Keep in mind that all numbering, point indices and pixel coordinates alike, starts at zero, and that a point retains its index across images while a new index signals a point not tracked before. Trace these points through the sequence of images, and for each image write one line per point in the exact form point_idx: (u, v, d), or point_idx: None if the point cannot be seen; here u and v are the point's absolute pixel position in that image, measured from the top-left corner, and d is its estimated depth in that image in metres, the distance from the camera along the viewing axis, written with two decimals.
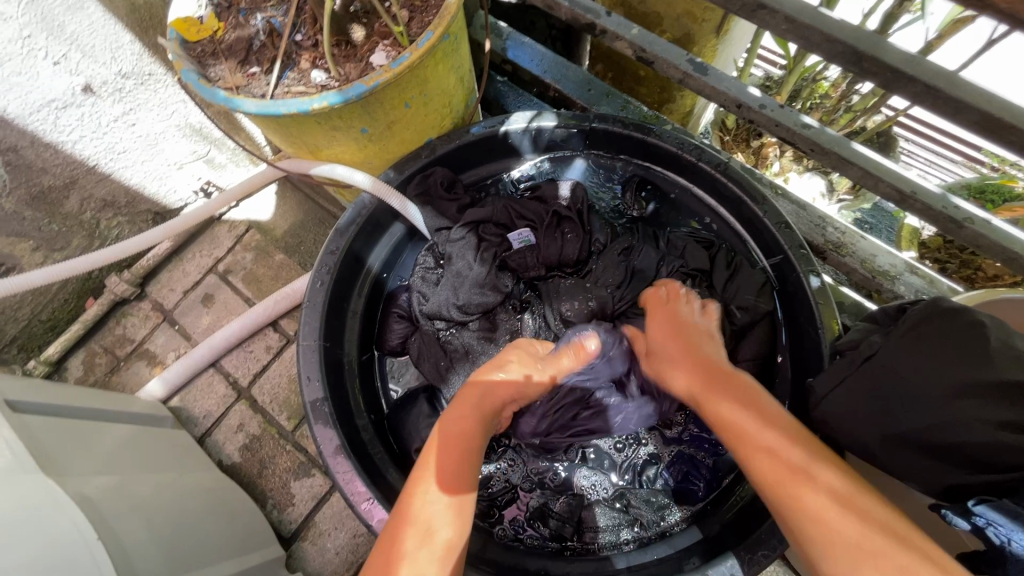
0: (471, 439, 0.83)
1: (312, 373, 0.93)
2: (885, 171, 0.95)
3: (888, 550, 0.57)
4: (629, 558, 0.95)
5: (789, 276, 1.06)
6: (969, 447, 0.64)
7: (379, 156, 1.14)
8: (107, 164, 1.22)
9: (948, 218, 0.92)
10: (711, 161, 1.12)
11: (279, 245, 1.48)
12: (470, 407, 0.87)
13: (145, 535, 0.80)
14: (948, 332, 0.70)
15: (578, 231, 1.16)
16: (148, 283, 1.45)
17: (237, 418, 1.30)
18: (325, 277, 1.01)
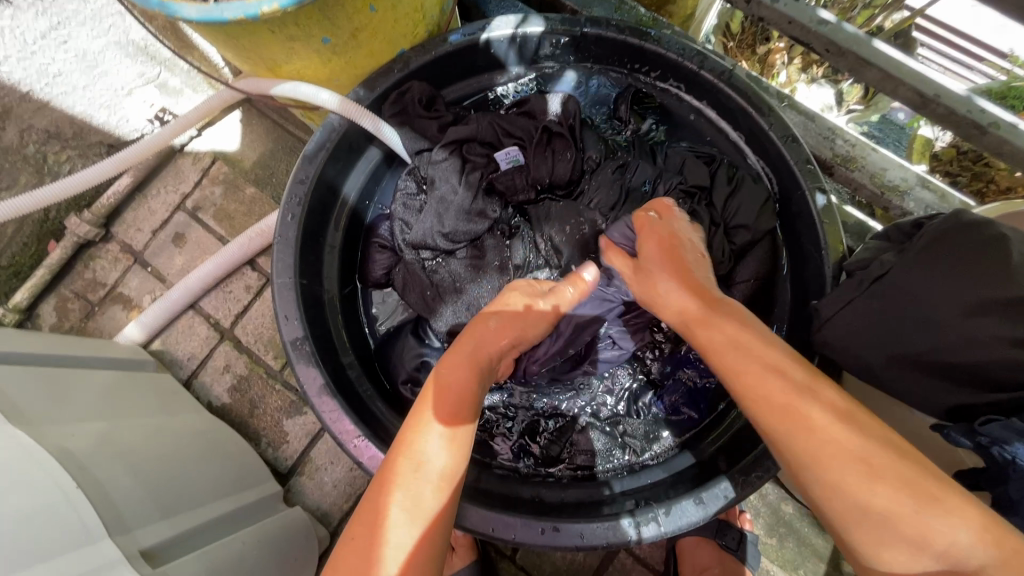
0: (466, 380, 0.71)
1: (290, 311, 0.88)
2: (908, 72, 0.86)
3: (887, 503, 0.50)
4: (622, 483, 0.95)
5: (794, 194, 1.00)
6: (982, 367, 0.61)
7: (347, 71, 1.02)
8: (43, 90, 1.12)
9: (971, 123, 0.85)
10: (716, 69, 1.02)
11: (249, 177, 1.38)
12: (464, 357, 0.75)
13: (129, 480, 0.78)
14: (965, 247, 0.65)
15: (571, 149, 1.07)
16: (113, 224, 1.36)
17: (223, 359, 1.27)
18: (296, 209, 0.93)
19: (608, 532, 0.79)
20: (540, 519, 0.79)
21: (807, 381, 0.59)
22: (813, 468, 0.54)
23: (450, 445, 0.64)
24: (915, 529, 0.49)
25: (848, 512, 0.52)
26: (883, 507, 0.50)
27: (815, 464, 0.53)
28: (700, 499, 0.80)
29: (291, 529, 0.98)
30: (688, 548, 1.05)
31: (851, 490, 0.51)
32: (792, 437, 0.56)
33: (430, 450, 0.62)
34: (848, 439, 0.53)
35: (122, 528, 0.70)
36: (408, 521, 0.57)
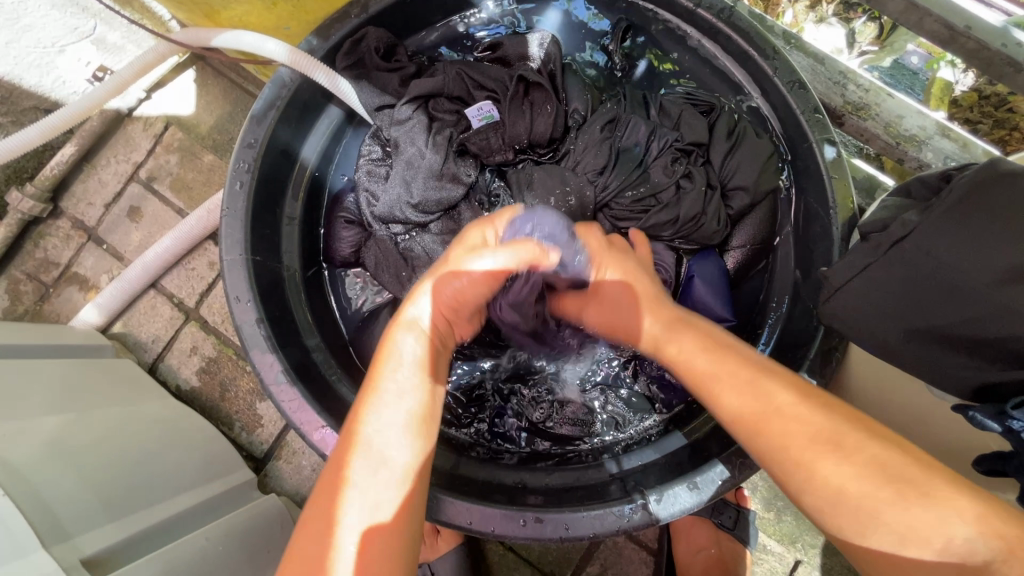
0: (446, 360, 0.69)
1: (241, 292, 0.79)
2: (935, 0, 0.74)
3: (815, 451, 0.52)
4: (627, 461, 0.89)
5: (800, 147, 0.90)
6: (1008, 340, 0.55)
7: (296, 17, 0.90)
8: None
9: (1005, 61, 0.75)
10: (713, 7, 0.90)
11: (206, 143, 1.26)
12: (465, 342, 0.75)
13: (73, 481, 0.72)
14: (1002, 203, 0.56)
15: (552, 101, 0.95)
16: (61, 198, 1.25)
17: (189, 341, 1.19)
18: (244, 176, 0.83)
19: (595, 522, 0.73)
20: (523, 510, 0.74)
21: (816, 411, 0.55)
22: (788, 469, 0.54)
23: (417, 422, 0.60)
24: (862, 503, 0.50)
25: (821, 509, 0.52)
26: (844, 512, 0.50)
27: (754, 433, 0.56)
28: (693, 484, 0.75)
29: (262, 518, 0.92)
30: (681, 529, 1.04)
31: (825, 489, 0.51)
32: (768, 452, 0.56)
33: (388, 441, 0.58)
34: (829, 459, 0.52)
35: (62, 536, 0.65)
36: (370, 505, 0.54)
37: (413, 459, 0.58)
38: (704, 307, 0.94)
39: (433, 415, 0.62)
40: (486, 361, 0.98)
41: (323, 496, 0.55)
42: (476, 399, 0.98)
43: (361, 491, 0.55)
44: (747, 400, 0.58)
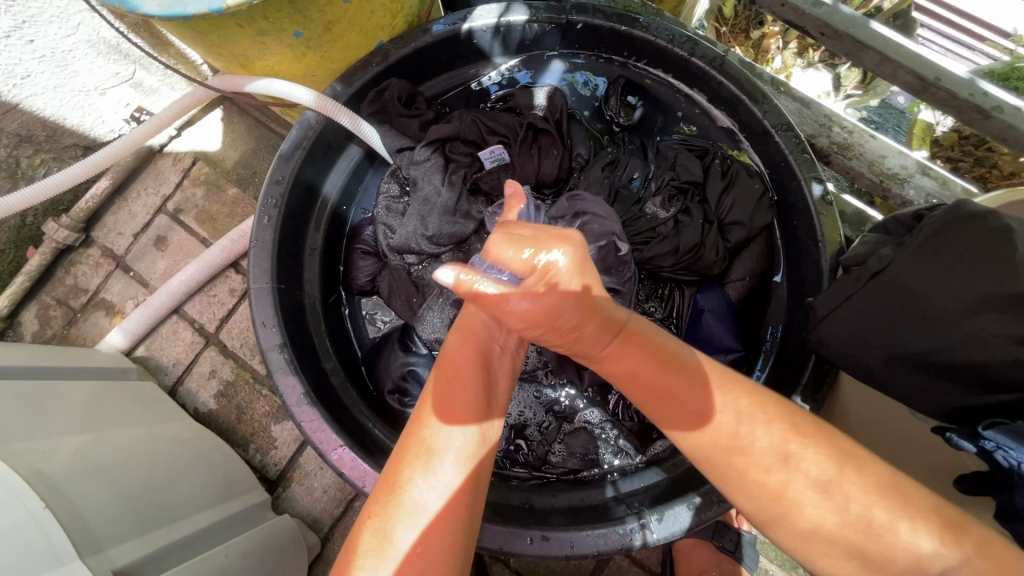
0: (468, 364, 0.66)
1: (267, 318, 0.85)
2: (907, 55, 0.81)
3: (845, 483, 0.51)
4: (627, 484, 0.92)
5: (789, 185, 0.97)
6: (983, 366, 0.59)
7: (323, 66, 0.98)
8: (11, 92, 1.05)
9: (973, 108, 0.81)
10: (706, 56, 0.98)
11: (231, 177, 1.34)
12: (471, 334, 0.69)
13: (104, 495, 0.76)
14: (969, 240, 0.62)
15: (558, 146, 1.03)
16: (93, 228, 1.33)
17: (209, 365, 1.24)
18: (272, 211, 0.90)
19: (598, 540, 0.77)
20: (529, 529, 0.77)
21: (810, 424, 0.55)
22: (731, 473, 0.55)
23: (469, 451, 0.59)
24: (839, 535, 0.50)
25: (751, 478, 0.54)
26: (806, 527, 0.51)
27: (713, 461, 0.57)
28: (692, 504, 0.78)
29: (276, 537, 0.96)
30: (684, 551, 1.06)
31: (769, 494, 0.53)
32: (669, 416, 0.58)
33: (438, 473, 0.57)
34: (848, 477, 0.51)
35: (96, 548, 0.69)
36: (415, 530, 0.54)
37: (460, 493, 0.57)
38: (711, 338, 0.97)
39: (485, 447, 0.61)
40: None
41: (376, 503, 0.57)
42: None
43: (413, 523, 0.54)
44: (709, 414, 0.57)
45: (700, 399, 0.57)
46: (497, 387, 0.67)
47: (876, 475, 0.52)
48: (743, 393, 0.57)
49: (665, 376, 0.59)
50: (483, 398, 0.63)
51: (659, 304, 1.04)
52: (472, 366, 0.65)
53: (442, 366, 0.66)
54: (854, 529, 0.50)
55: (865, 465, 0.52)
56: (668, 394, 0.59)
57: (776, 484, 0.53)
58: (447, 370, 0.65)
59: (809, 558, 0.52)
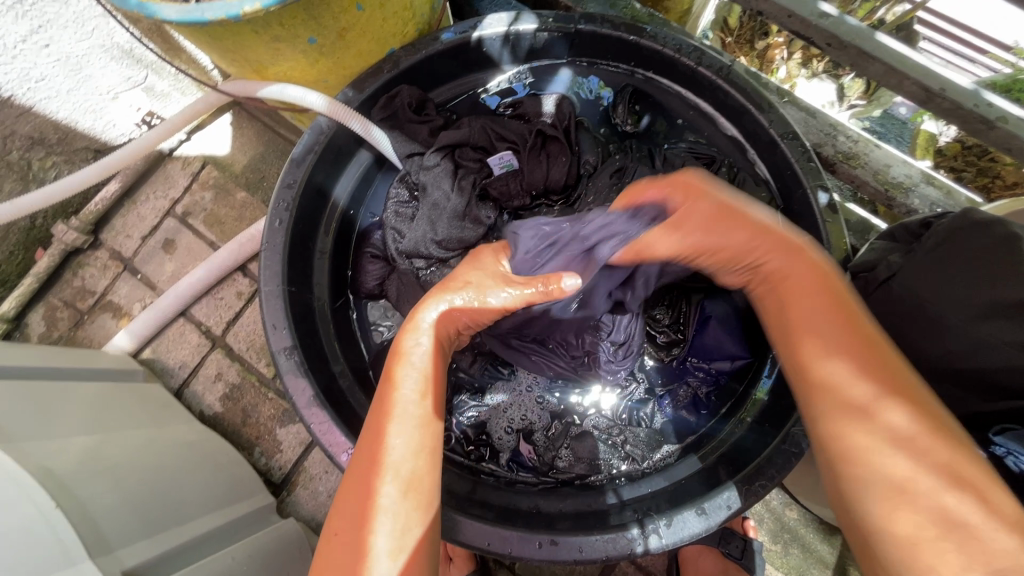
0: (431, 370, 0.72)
1: (278, 320, 0.86)
2: (912, 66, 0.83)
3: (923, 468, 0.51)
4: (632, 489, 0.93)
5: (795, 193, 0.98)
6: (990, 372, 0.59)
7: (334, 72, 0.99)
8: (25, 95, 1.05)
9: (978, 118, 0.82)
10: (713, 65, 0.99)
11: (239, 181, 1.35)
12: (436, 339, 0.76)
13: (113, 496, 0.76)
14: (976, 247, 0.63)
15: (566, 153, 1.04)
16: (102, 230, 1.33)
17: (215, 368, 1.24)
18: (284, 214, 0.91)
19: (607, 545, 0.77)
20: (538, 533, 0.77)
21: (868, 391, 0.56)
22: (825, 410, 0.58)
23: (425, 440, 0.66)
24: (916, 531, 0.49)
25: (873, 463, 0.53)
26: (864, 476, 0.53)
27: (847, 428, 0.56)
28: (701, 509, 0.78)
29: (282, 540, 0.95)
30: (690, 557, 1.05)
31: (839, 446, 0.56)
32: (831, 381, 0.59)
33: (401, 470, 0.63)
34: (891, 453, 0.53)
35: (105, 549, 0.68)
36: (380, 535, 0.59)
37: (423, 475, 0.65)
38: (719, 346, 0.98)
39: (437, 432, 0.69)
40: (501, 395, 1.01)
41: (352, 500, 0.62)
42: (490, 431, 1.00)
43: (391, 515, 0.60)
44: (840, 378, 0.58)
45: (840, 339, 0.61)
46: (443, 385, 0.75)
47: (948, 468, 0.51)
48: (867, 352, 0.59)
49: (812, 319, 0.64)
50: (433, 403, 0.70)
51: (667, 311, 1.03)
52: (425, 376, 0.72)
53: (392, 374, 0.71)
54: (899, 491, 0.51)
55: (940, 451, 0.52)
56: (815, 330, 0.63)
57: (861, 446, 0.54)
58: (402, 378, 0.70)
59: (889, 515, 0.51)
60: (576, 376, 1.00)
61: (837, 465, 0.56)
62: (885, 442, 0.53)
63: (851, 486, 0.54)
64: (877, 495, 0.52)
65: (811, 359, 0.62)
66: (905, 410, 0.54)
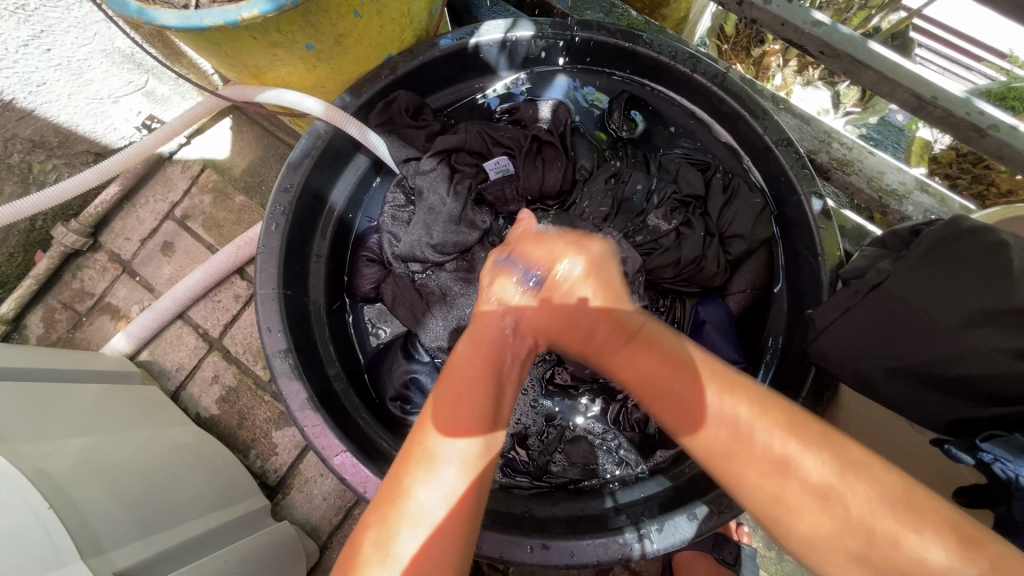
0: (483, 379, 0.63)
1: (273, 323, 0.86)
2: (904, 74, 0.83)
3: (846, 488, 0.48)
4: (624, 494, 0.93)
5: (789, 200, 0.98)
6: (980, 379, 0.60)
7: (332, 78, 1.00)
8: (26, 99, 1.06)
9: (970, 126, 0.82)
10: (708, 72, 1.00)
11: (238, 185, 1.36)
12: (483, 340, 0.66)
13: (106, 498, 0.76)
14: (965, 254, 0.63)
15: (562, 158, 1.05)
16: (101, 232, 1.34)
17: (211, 370, 1.25)
18: (280, 218, 0.91)
19: (599, 550, 0.77)
20: (530, 537, 0.77)
21: (813, 431, 0.52)
22: (716, 456, 0.53)
23: (472, 460, 0.55)
24: (858, 572, 0.46)
25: (800, 523, 0.48)
26: (811, 519, 0.48)
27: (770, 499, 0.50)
28: (693, 514, 0.78)
29: (275, 543, 0.95)
30: (684, 563, 1.05)
31: (765, 493, 0.50)
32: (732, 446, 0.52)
33: (436, 481, 0.54)
34: (843, 479, 0.48)
35: (97, 550, 0.69)
36: (414, 539, 0.51)
37: (466, 495, 0.54)
38: (715, 349, 0.97)
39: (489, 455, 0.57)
40: None
41: (376, 509, 0.54)
42: None
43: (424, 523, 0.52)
44: (717, 408, 0.55)
45: (691, 383, 0.57)
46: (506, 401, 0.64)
47: (901, 498, 0.48)
48: (744, 392, 0.56)
49: (665, 372, 0.59)
50: (474, 409, 0.59)
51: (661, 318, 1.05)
52: (480, 384, 0.62)
53: (446, 379, 0.63)
54: (863, 535, 0.46)
55: (884, 479, 0.49)
56: (664, 393, 0.58)
57: (793, 500, 0.49)
58: (455, 381, 0.62)
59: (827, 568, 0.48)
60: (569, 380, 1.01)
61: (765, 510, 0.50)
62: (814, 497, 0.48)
63: (790, 532, 0.49)
64: (823, 551, 0.47)
65: (675, 397, 0.56)
66: (840, 449, 0.50)
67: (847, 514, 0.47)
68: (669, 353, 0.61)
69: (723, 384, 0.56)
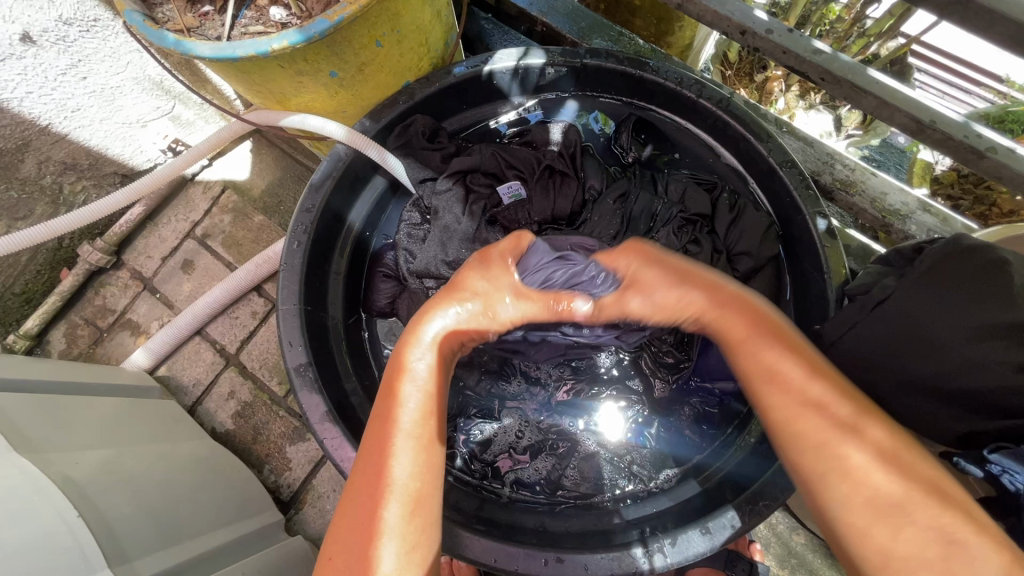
0: (434, 396, 0.68)
1: (294, 338, 0.89)
2: (903, 99, 0.87)
3: (912, 500, 0.50)
4: (633, 510, 0.94)
5: (795, 219, 1.01)
6: (987, 394, 0.61)
7: (353, 104, 1.04)
8: (62, 123, 1.12)
9: (968, 148, 0.85)
10: (713, 97, 1.04)
11: (257, 206, 1.41)
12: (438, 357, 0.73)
13: (131, 509, 0.78)
14: (967, 270, 0.66)
15: (573, 180, 1.09)
16: (124, 251, 1.38)
17: (228, 386, 1.27)
18: (302, 236, 0.95)
19: (612, 563, 0.77)
20: (544, 550, 0.78)
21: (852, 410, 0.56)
22: (802, 447, 0.56)
23: (426, 461, 0.62)
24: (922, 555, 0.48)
25: (844, 502, 0.52)
26: (865, 510, 0.51)
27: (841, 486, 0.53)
28: (706, 528, 0.79)
29: (291, 556, 0.97)
30: None
31: (850, 499, 0.52)
32: (819, 459, 0.54)
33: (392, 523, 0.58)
34: (890, 480, 0.52)
35: (122, 558, 0.70)
36: (392, 541, 0.57)
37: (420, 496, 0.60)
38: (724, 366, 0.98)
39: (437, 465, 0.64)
40: (509, 418, 1.02)
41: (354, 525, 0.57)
42: (496, 450, 1.00)
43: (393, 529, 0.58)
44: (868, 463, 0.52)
45: (788, 377, 0.59)
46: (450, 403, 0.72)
47: (933, 485, 0.52)
48: (812, 390, 0.58)
49: (755, 363, 0.62)
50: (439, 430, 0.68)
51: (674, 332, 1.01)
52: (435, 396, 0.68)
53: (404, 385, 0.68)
54: (908, 523, 0.49)
55: (922, 468, 0.53)
56: (787, 386, 0.59)
57: (882, 487, 0.51)
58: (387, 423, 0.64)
59: (883, 541, 0.50)
60: (575, 393, 1.03)
61: (832, 498, 0.53)
62: (881, 486, 0.51)
63: (861, 540, 0.51)
64: (888, 546, 0.49)
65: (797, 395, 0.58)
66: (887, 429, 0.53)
67: (925, 515, 0.49)
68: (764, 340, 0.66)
69: (803, 372, 0.59)
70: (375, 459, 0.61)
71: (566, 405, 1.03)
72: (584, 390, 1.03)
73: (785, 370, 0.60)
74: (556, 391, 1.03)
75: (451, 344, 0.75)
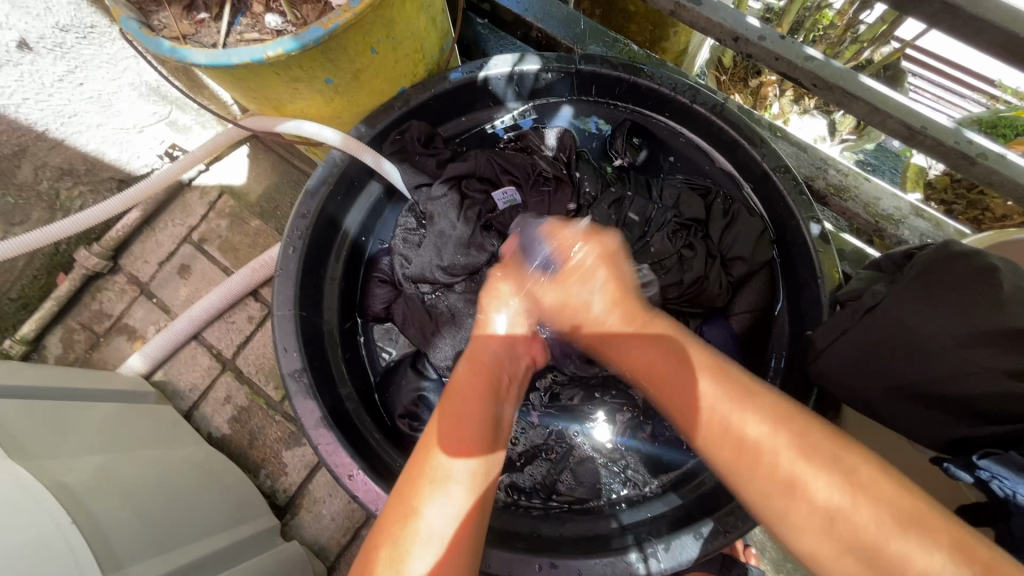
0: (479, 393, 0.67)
1: (289, 344, 0.89)
2: (894, 105, 0.87)
3: (853, 508, 0.49)
4: (625, 516, 0.94)
5: (789, 224, 1.01)
6: (977, 399, 0.62)
7: (349, 110, 1.05)
8: (58, 129, 1.12)
9: (959, 154, 0.86)
10: (706, 103, 1.04)
11: (254, 210, 1.41)
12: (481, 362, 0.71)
13: (126, 515, 0.78)
14: (956, 276, 0.66)
15: (568, 186, 1.10)
16: (121, 256, 1.38)
17: (224, 391, 1.27)
18: (297, 242, 0.95)
19: (606, 568, 0.78)
20: (537, 555, 0.78)
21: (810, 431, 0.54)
22: (726, 451, 0.55)
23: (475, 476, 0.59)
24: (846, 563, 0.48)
25: (781, 506, 0.52)
26: (794, 508, 0.51)
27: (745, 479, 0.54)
28: (699, 534, 0.79)
29: (287, 561, 0.97)
30: None
31: (765, 492, 0.53)
32: (743, 457, 0.54)
33: (448, 498, 0.56)
34: (830, 485, 0.50)
35: (116, 565, 0.71)
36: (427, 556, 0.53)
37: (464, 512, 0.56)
38: None
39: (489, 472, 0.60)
40: None
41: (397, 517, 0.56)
42: None
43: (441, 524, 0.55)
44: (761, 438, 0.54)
45: (689, 381, 0.61)
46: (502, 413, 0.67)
47: (900, 502, 0.49)
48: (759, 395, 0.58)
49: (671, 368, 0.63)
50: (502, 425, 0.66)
51: None
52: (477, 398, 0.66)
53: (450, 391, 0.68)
54: (838, 527, 0.49)
55: (882, 483, 0.50)
56: (667, 384, 0.63)
57: (829, 496, 0.50)
58: (457, 401, 0.65)
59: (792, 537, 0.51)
60: (571, 398, 1.03)
61: (742, 480, 0.54)
62: (813, 487, 0.50)
63: (789, 536, 0.52)
64: (805, 541, 0.50)
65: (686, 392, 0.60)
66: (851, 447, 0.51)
67: (863, 518, 0.48)
68: (674, 343, 0.66)
69: (724, 378, 0.60)
70: (413, 474, 0.59)
71: (561, 409, 1.03)
72: (580, 395, 1.02)
73: (680, 367, 0.62)
74: (551, 396, 1.03)
75: (492, 349, 0.74)
